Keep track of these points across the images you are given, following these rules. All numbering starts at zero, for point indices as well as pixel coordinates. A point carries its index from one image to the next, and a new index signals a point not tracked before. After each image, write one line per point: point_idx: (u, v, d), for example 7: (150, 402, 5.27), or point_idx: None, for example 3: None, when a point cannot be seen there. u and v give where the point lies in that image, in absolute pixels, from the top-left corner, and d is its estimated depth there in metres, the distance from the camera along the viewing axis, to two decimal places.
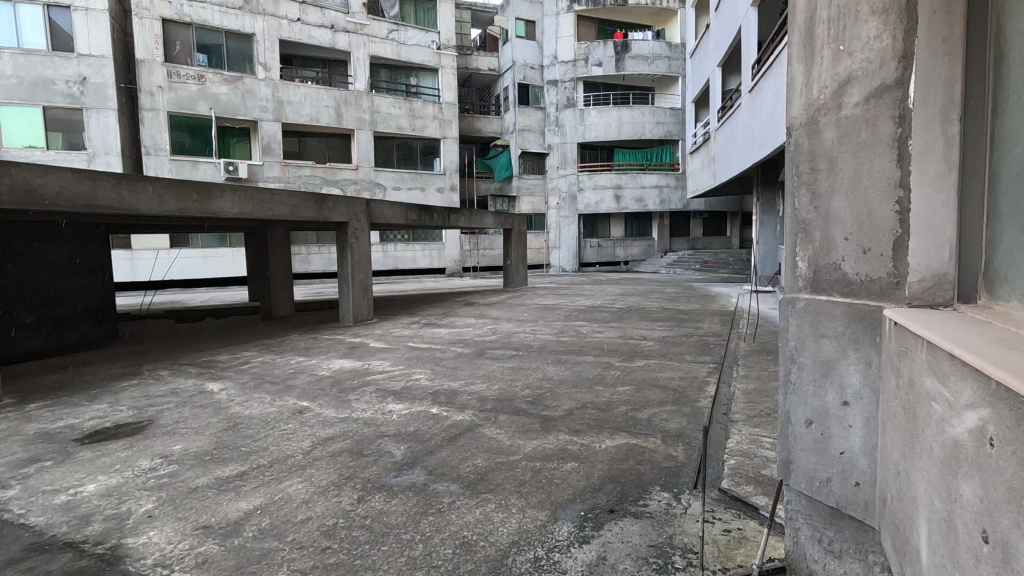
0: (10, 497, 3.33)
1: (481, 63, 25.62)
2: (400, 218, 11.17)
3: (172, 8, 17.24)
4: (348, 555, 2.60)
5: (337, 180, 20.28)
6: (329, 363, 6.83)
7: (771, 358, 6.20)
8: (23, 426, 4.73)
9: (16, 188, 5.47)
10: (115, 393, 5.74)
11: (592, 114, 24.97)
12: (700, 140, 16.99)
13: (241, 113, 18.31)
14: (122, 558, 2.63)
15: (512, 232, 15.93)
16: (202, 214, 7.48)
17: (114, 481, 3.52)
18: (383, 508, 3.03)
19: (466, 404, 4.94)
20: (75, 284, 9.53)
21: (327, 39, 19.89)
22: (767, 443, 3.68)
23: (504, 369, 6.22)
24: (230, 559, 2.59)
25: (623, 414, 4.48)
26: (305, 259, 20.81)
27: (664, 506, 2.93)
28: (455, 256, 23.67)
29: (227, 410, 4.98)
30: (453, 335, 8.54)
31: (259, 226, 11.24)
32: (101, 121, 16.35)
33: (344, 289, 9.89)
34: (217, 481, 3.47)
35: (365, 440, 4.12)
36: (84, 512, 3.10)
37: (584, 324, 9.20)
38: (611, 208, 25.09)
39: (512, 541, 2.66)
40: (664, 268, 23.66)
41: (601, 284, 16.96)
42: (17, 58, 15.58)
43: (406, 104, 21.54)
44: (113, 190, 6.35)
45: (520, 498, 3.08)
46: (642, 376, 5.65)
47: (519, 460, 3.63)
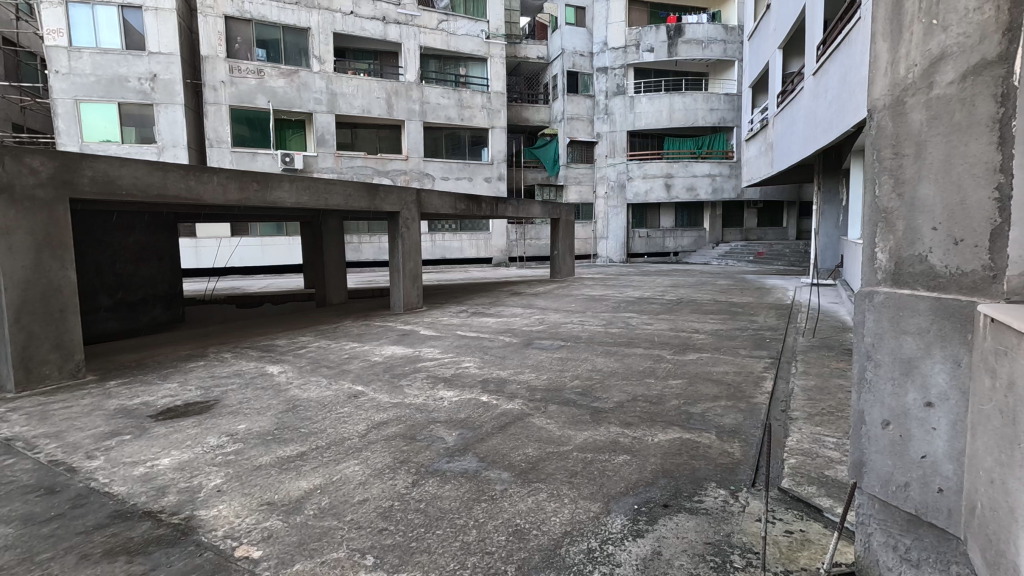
0: (96, 467, 3.59)
1: (530, 52, 25.57)
2: (449, 207, 11.28)
3: (235, 6, 17.89)
4: (403, 537, 2.66)
5: (388, 170, 20.68)
6: (381, 349, 7.00)
7: (832, 354, 5.91)
8: (105, 402, 5.08)
9: (96, 179, 5.85)
10: (184, 374, 6.09)
11: (642, 101, 24.38)
12: (756, 126, 16.32)
13: (297, 106, 18.91)
14: (196, 529, 2.79)
15: (559, 221, 15.81)
16: (263, 204, 7.74)
17: (186, 456, 3.74)
18: (435, 492, 3.09)
19: (515, 393, 4.96)
20: (147, 270, 10.13)
21: (379, 32, 20.24)
22: (831, 443, 3.52)
23: (552, 359, 6.21)
24: (293, 535, 2.71)
25: (675, 408, 4.40)
26: (357, 248, 21.42)
27: (720, 503, 2.85)
28: (502, 246, 23.74)
29: (287, 392, 5.20)
30: (501, 325, 8.59)
31: (315, 216, 11.59)
32: (170, 116, 17.25)
33: (395, 278, 10.13)
34: (280, 460, 3.62)
35: (417, 425, 4.21)
36: (160, 484, 3.31)
37: (633, 315, 9.05)
38: (661, 197, 24.54)
39: (564, 531, 2.66)
40: (715, 260, 23.03)
41: (649, 275, 16.64)
42: (95, 58, 16.56)
43: (455, 94, 21.67)
44: (182, 181, 6.67)
45: (573, 489, 3.07)
46: (694, 370, 5.52)
47: (570, 451, 3.62)
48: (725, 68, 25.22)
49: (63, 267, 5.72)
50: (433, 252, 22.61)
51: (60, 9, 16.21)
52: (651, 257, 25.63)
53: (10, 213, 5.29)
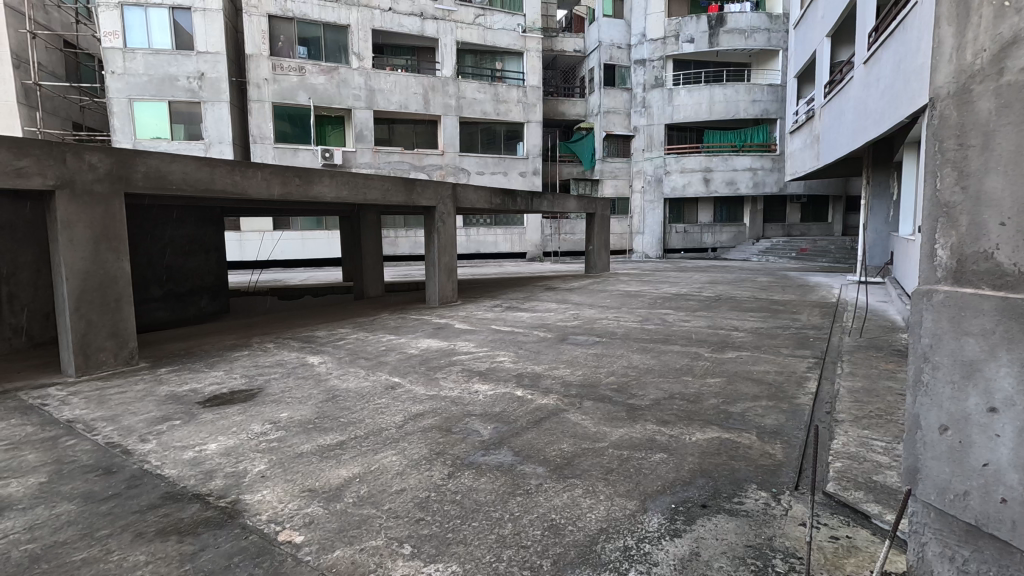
0: (149, 450, 3.77)
1: (567, 45, 25.41)
2: (484, 202, 11.31)
3: (278, 5, 18.36)
4: (440, 528, 2.69)
5: (425, 165, 20.90)
6: (418, 342, 7.09)
7: (881, 355, 5.67)
8: (156, 388, 5.32)
9: (149, 175, 6.11)
10: (230, 362, 6.31)
11: (681, 93, 23.86)
12: (801, 118, 15.76)
13: (337, 102, 19.26)
14: (241, 512, 2.89)
15: (595, 216, 15.67)
16: (304, 198, 7.91)
17: (232, 442, 3.87)
18: (471, 485, 3.12)
19: (550, 388, 4.95)
20: (195, 262, 10.51)
21: (416, 27, 20.43)
22: (880, 447, 3.38)
23: (587, 355, 6.17)
24: (333, 522, 2.77)
25: (714, 407, 4.30)
26: (393, 242, 21.74)
27: (762, 505, 2.78)
28: (536, 241, 23.70)
29: (327, 382, 5.34)
30: (535, 320, 8.57)
31: (353, 210, 11.80)
32: (216, 114, 17.85)
33: (430, 271, 10.23)
34: (321, 448, 3.71)
35: (453, 417, 4.25)
36: (208, 468, 3.45)
37: (670, 312, 8.90)
38: (699, 192, 24.00)
39: (600, 528, 2.64)
40: (755, 256, 22.44)
41: (687, 272, 16.34)
42: (147, 58, 17.24)
43: (491, 89, 21.71)
44: (228, 176, 6.86)
45: (609, 486, 3.05)
46: (734, 368, 5.39)
47: (606, 447, 3.59)
48: (769, 58, 24.44)
49: (119, 259, 5.99)
50: (468, 246, 22.76)
51: (116, 11, 16.94)
52: (688, 253, 25.12)
53: (70, 207, 5.57)
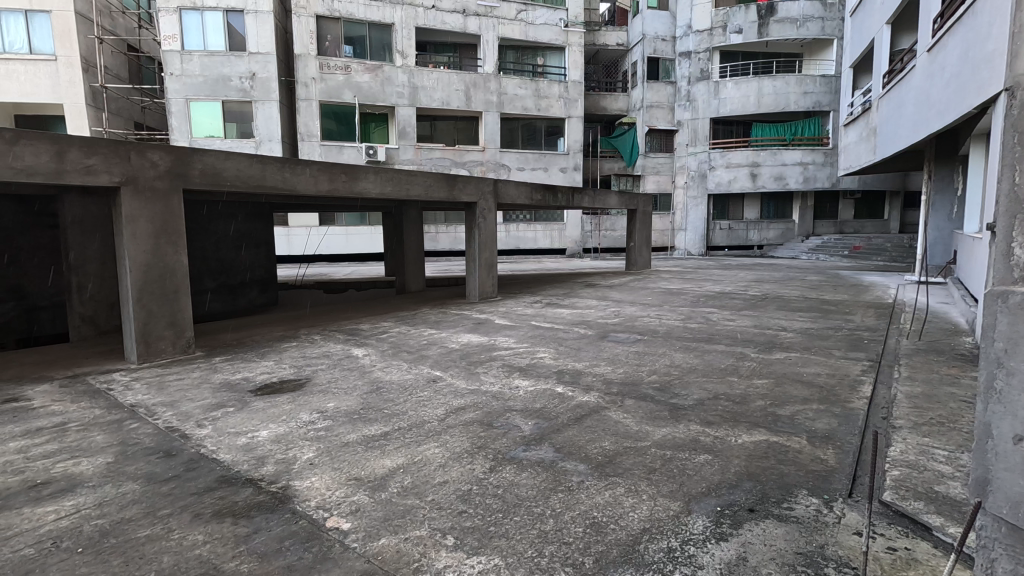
0: (205, 435, 3.95)
1: (609, 38, 25.11)
2: (525, 197, 11.29)
3: (325, 5, 18.81)
4: (482, 521, 2.72)
5: (465, 161, 21.01)
6: (458, 337, 7.16)
7: (942, 359, 5.39)
8: (212, 375, 5.58)
9: (205, 172, 6.37)
10: (279, 353, 6.54)
11: (728, 86, 23.19)
12: (857, 109, 15.05)
13: (381, 100, 19.59)
14: (291, 498, 2.99)
15: (636, 212, 15.44)
16: (350, 194, 8.09)
17: (282, 429, 4.02)
18: (513, 480, 3.13)
19: (591, 385, 4.92)
20: (246, 256, 10.93)
21: (459, 24, 20.57)
22: (943, 456, 3.21)
23: (629, 353, 6.10)
24: (378, 511, 2.84)
25: (761, 409, 4.18)
26: (434, 237, 22.03)
27: (812, 512, 2.69)
28: (576, 237, 23.55)
29: (371, 374, 5.47)
30: (575, 316, 8.54)
31: (396, 206, 12.00)
32: (266, 113, 18.44)
33: (471, 267, 10.32)
34: (366, 438, 3.81)
35: (494, 412, 4.28)
36: (260, 454, 3.58)
37: (714, 310, 8.69)
38: (745, 187, 23.28)
39: (643, 528, 2.61)
40: (804, 254, 21.68)
41: (731, 269, 15.92)
42: (203, 59, 17.96)
43: (532, 85, 21.62)
44: (278, 173, 7.08)
45: (651, 486, 3.01)
46: (783, 370, 5.21)
47: (648, 447, 3.54)
48: (821, 48, 23.50)
49: (177, 252, 6.27)
50: (507, 242, 22.84)
51: (175, 16, 17.74)
52: (733, 250, 24.47)
53: (133, 203, 5.87)
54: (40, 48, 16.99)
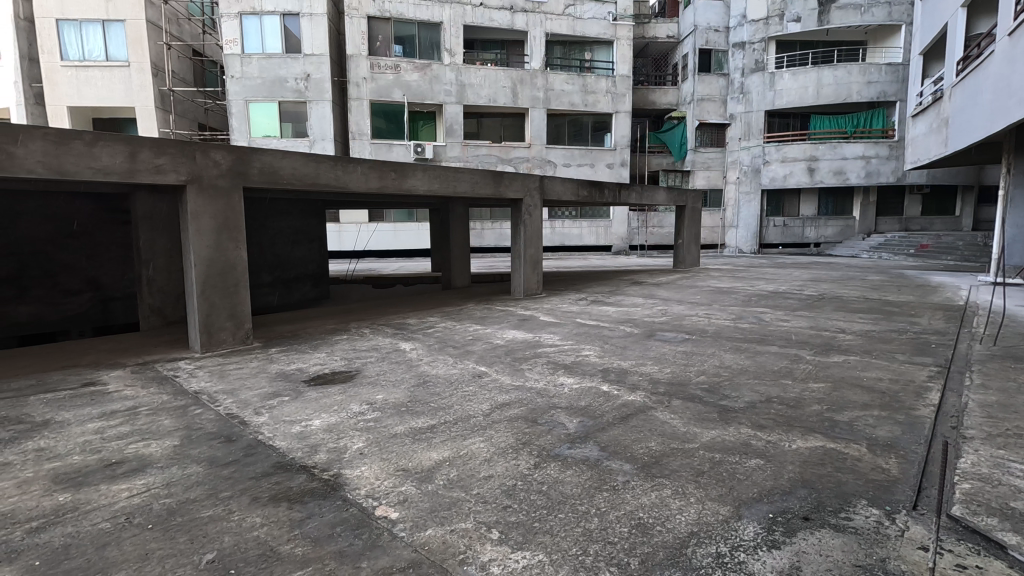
0: (262, 422, 4.13)
1: (659, 31, 24.60)
2: (571, 193, 11.21)
3: (377, 6, 19.26)
4: (527, 516, 2.73)
5: (511, 158, 21.03)
6: (503, 333, 7.20)
7: (1021, 366, 5.01)
8: (268, 365, 5.83)
9: (263, 170, 6.65)
10: (331, 345, 6.75)
11: (784, 77, 22.29)
12: (927, 99, 14.17)
13: (429, 98, 19.86)
14: (342, 486, 3.09)
15: (685, 209, 15.06)
16: (399, 191, 8.25)
17: (334, 419, 4.16)
18: (557, 477, 3.13)
19: (637, 385, 4.85)
20: (301, 252, 11.34)
21: (506, 21, 20.62)
22: (1019, 471, 3.00)
23: (676, 352, 5.98)
24: (426, 502, 2.90)
25: (817, 414, 4.01)
26: (479, 234, 22.21)
27: (873, 523, 2.56)
28: (623, 234, 23.23)
29: (418, 368, 5.58)
30: (621, 314, 8.43)
31: (443, 202, 12.17)
32: (320, 112, 19.03)
33: (516, 263, 10.35)
34: (413, 430, 3.89)
35: (539, 409, 4.28)
36: (313, 442, 3.72)
37: (766, 310, 8.40)
38: (802, 182, 22.31)
39: (691, 531, 2.56)
40: (865, 252, 20.63)
41: (785, 268, 15.32)
42: (261, 62, 18.69)
43: (580, 80, 21.43)
44: (331, 171, 7.31)
45: (699, 489, 2.94)
46: (841, 374, 4.98)
47: (696, 449, 3.46)
48: (888, 34, 22.02)
49: (237, 247, 6.57)
50: (552, 239, 22.77)
51: (236, 21, 18.56)
52: (787, 248, 23.54)
53: (198, 201, 6.19)
54: (115, 55, 18.15)
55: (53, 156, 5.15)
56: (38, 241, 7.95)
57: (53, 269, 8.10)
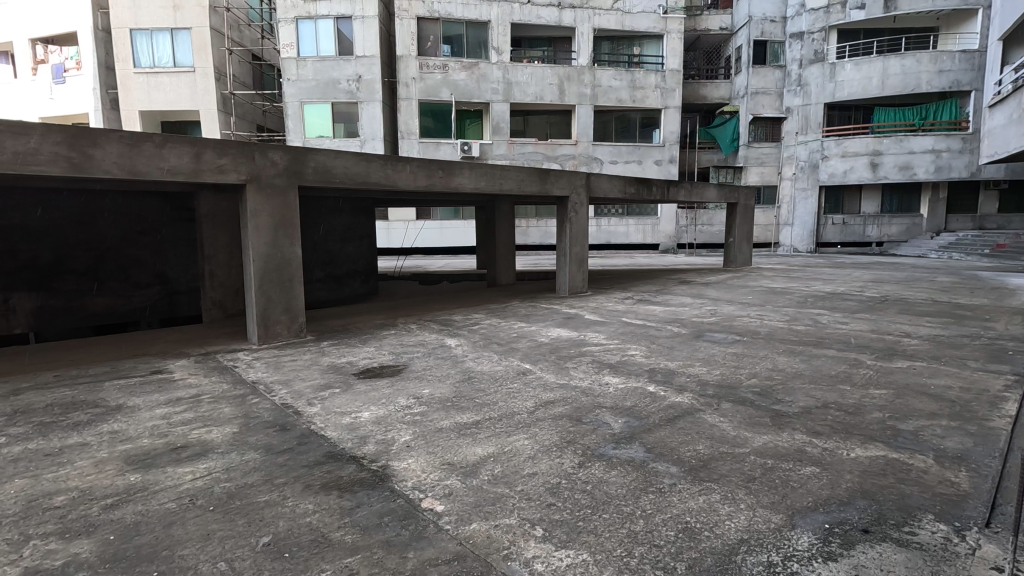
0: (315, 413, 4.28)
1: (711, 23, 23.93)
2: (618, 190, 11.06)
3: (426, 7, 19.57)
4: (571, 515, 2.72)
5: (557, 155, 20.96)
6: (548, 330, 7.19)
7: None
8: (320, 358, 6.03)
9: (317, 170, 6.87)
10: (379, 340, 6.92)
11: (846, 68, 21.24)
12: (1006, 88, 13.20)
13: (477, 96, 20.03)
14: (390, 477, 3.17)
15: (736, 206, 14.59)
16: (446, 189, 8.35)
17: (382, 412, 4.26)
18: (601, 477, 3.10)
19: (685, 386, 4.75)
20: (351, 249, 11.66)
21: (554, 18, 20.54)
22: None
23: (726, 353, 5.82)
24: (471, 496, 2.93)
25: (878, 422, 3.81)
26: (524, 231, 22.23)
27: (940, 539, 2.42)
28: (670, 232, 22.76)
29: (464, 364, 5.65)
30: (668, 314, 8.27)
31: (489, 200, 12.26)
32: (371, 112, 19.51)
33: (561, 262, 10.31)
34: (458, 425, 3.94)
35: (583, 407, 4.26)
36: (362, 434, 3.82)
37: (823, 312, 8.04)
38: (864, 178, 21.21)
39: (741, 538, 2.48)
40: (933, 253, 19.43)
41: (844, 268, 14.62)
42: (316, 64, 19.32)
43: (628, 75, 21.10)
44: (381, 170, 7.49)
45: (750, 495, 2.85)
46: (905, 381, 4.70)
47: (747, 454, 3.35)
48: (962, 20, 20.70)
49: (292, 244, 6.81)
50: (598, 237, 22.55)
51: (292, 26, 19.25)
52: (847, 248, 22.45)
53: (257, 200, 6.46)
54: (182, 61, 19.17)
55: (127, 157, 5.50)
56: (113, 237, 8.48)
57: (125, 263, 8.63)
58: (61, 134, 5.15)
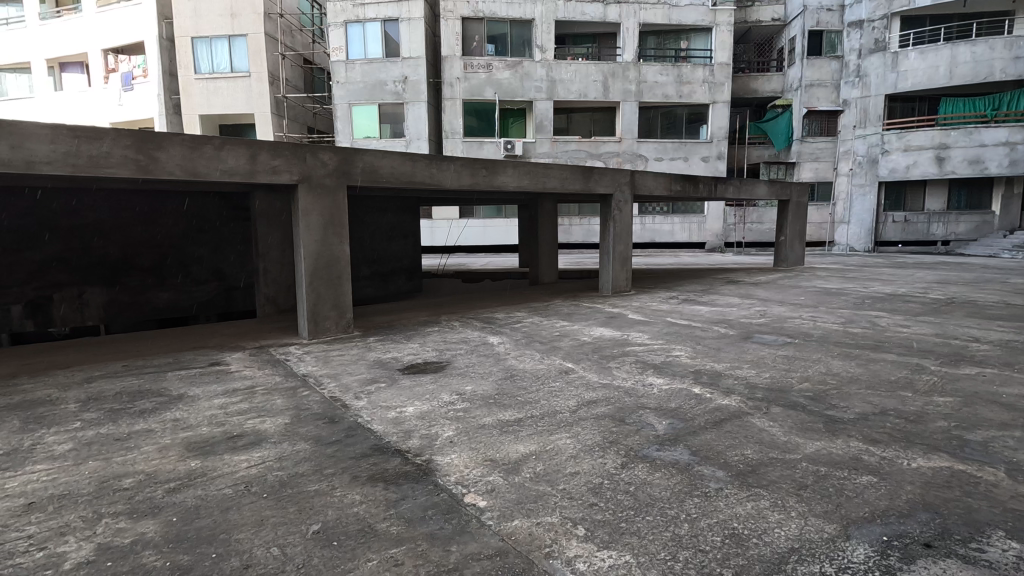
0: (362, 406, 4.40)
1: (763, 14, 23.14)
2: (663, 188, 10.85)
3: (470, 7, 19.73)
4: (613, 516, 2.70)
5: (601, 153, 20.74)
6: (590, 330, 7.14)
7: None
8: (367, 353, 6.19)
9: (365, 170, 7.05)
10: (423, 336, 7.05)
11: (909, 57, 20.13)
12: None
13: (520, 95, 20.07)
14: (433, 471, 3.22)
15: (788, 203, 14.06)
16: (489, 188, 8.41)
17: (426, 407, 4.34)
18: (645, 478, 3.06)
19: (732, 389, 4.62)
20: (397, 247, 11.91)
21: (598, 14, 20.33)
22: None
23: (776, 356, 5.63)
24: (513, 493, 2.95)
25: (942, 431, 3.61)
26: (567, 230, 22.11)
27: (1012, 559, 2.26)
28: (718, 230, 22.16)
29: (506, 361, 5.69)
30: (715, 314, 8.05)
31: (532, 198, 12.26)
32: (416, 113, 19.83)
33: (605, 261, 10.21)
34: (501, 423, 3.97)
35: (626, 408, 4.21)
36: (407, 428, 3.90)
37: (882, 314, 7.66)
38: (929, 173, 20.05)
39: (791, 547, 2.40)
40: (1005, 252, 18.19)
41: (905, 269, 13.87)
42: (364, 67, 19.79)
43: (674, 70, 20.65)
44: (426, 169, 7.62)
45: (802, 503, 2.75)
46: (973, 388, 4.43)
47: (799, 460, 3.24)
48: None
49: (340, 242, 7.01)
50: (642, 235, 22.18)
51: (342, 29, 19.79)
52: (909, 247, 21.29)
53: (308, 199, 6.68)
54: (238, 67, 20.01)
55: (189, 159, 5.79)
56: (175, 235, 8.95)
57: (187, 260, 9.09)
58: (130, 138, 5.46)
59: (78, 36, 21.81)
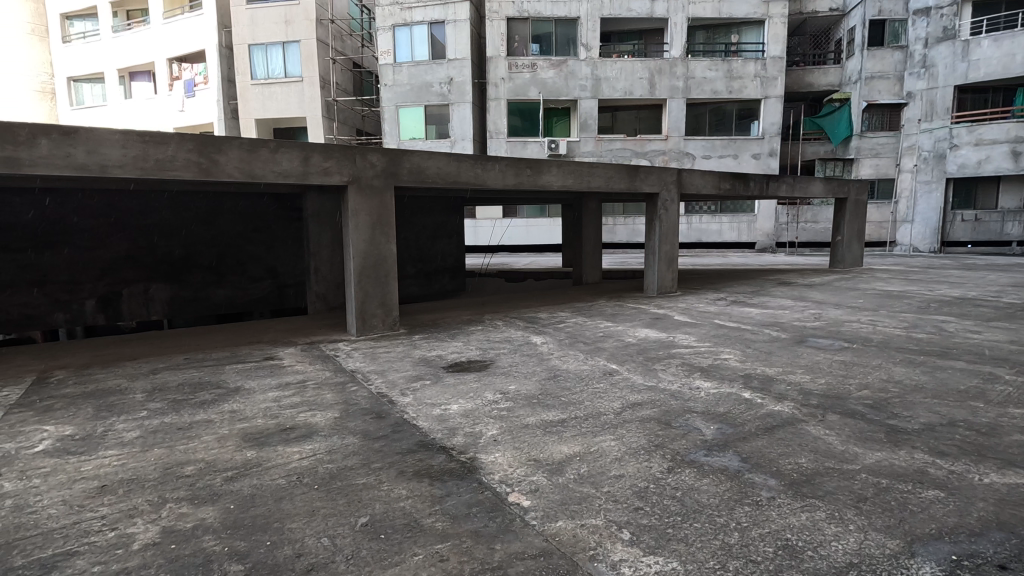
0: (408, 403, 4.48)
1: (820, 4, 22.20)
2: (712, 187, 10.54)
3: (516, 7, 19.79)
4: (659, 521, 2.65)
5: (647, 151, 20.39)
6: (635, 330, 7.05)
7: None
8: (413, 351, 6.30)
9: (412, 170, 7.18)
10: (467, 335, 7.11)
11: (982, 45, 18.87)
12: None
13: (564, 94, 19.98)
14: (477, 470, 3.25)
15: (846, 202, 13.42)
16: (534, 187, 8.40)
17: (470, 405, 4.38)
18: (693, 484, 2.99)
19: (785, 394, 4.45)
20: (441, 246, 12.06)
21: (646, 9, 19.99)
22: None
23: (833, 361, 5.39)
24: (557, 494, 2.93)
25: (1018, 445, 3.36)
26: (611, 229, 21.86)
27: None
28: (768, 229, 21.43)
29: (549, 361, 5.67)
30: (766, 317, 7.78)
31: (576, 197, 12.17)
32: (462, 114, 20.04)
33: (651, 261, 10.05)
34: (545, 423, 3.96)
35: (672, 411, 4.12)
36: (452, 426, 3.94)
37: (949, 319, 7.19)
38: (1003, 169, 18.67)
39: (850, 562, 2.29)
40: None
41: (974, 271, 13.01)
42: (411, 69, 20.14)
43: (724, 65, 20.05)
44: (471, 169, 7.69)
45: (861, 516, 2.62)
46: None
47: (858, 471, 3.09)
48: None
49: (387, 241, 7.15)
50: (689, 235, 21.70)
51: (390, 33, 20.21)
52: (979, 247, 19.96)
53: (358, 200, 6.85)
54: (291, 72, 20.76)
55: (246, 162, 6.04)
56: (233, 235, 9.37)
57: (243, 259, 9.50)
58: (193, 142, 5.74)
59: (146, 47, 23.15)
